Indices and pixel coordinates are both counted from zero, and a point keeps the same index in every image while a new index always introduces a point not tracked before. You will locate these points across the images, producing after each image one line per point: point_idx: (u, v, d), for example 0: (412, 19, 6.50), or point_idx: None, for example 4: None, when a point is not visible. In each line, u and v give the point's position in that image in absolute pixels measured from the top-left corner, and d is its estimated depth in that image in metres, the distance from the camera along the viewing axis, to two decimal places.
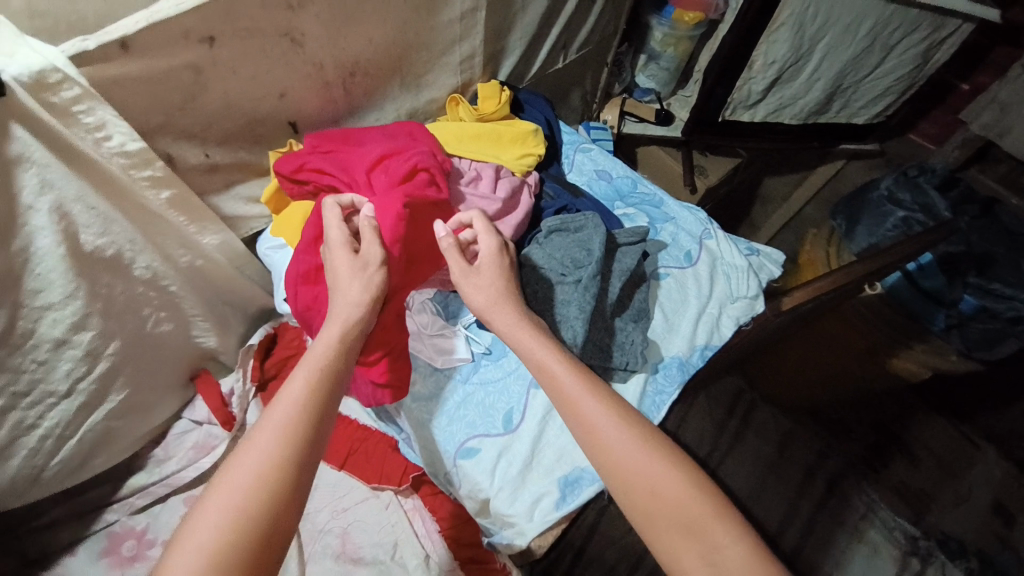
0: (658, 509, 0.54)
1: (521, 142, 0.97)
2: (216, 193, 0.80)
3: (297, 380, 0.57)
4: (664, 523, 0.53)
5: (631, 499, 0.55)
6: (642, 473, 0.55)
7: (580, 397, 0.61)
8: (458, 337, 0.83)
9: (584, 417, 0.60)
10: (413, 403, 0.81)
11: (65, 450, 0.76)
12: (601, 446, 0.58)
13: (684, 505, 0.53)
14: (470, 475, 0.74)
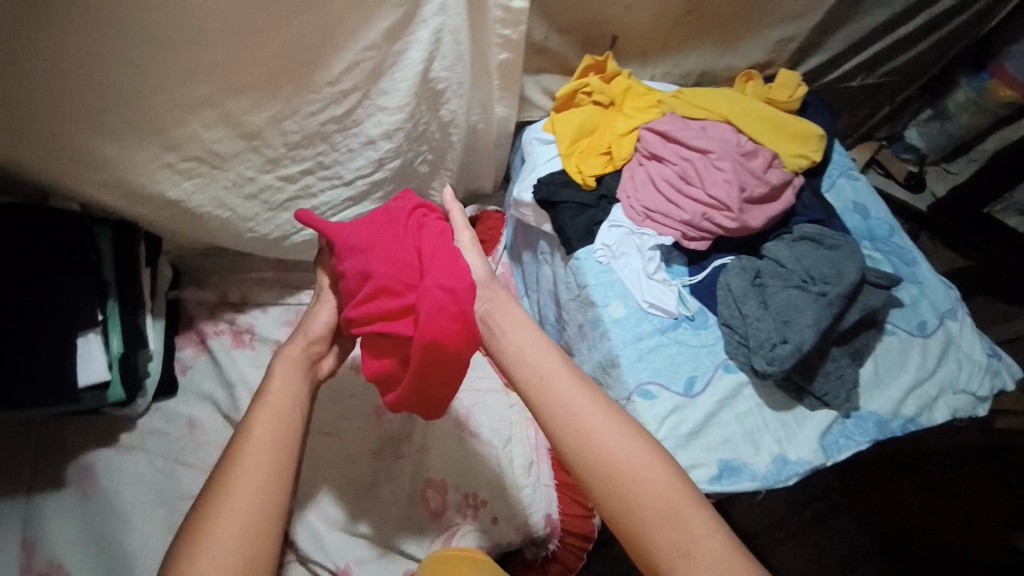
0: (637, 500, 0.51)
1: (801, 141, 0.92)
2: (529, 71, 0.88)
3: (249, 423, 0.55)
4: (646, 514, 0.51)
5: (607, 484, 0.52)
6: (624, 463, 0.53)
7: (558, 382, 0.57)
8: (671, 291, 0.83)
9: (561, 405, 0.56)
10: (612, 325, 0.82)
11: (314, 228, 0.84)
12: (586, 431, 0.55)
13: (669, 499, 0.51)
14: (641, 413, 0.77)
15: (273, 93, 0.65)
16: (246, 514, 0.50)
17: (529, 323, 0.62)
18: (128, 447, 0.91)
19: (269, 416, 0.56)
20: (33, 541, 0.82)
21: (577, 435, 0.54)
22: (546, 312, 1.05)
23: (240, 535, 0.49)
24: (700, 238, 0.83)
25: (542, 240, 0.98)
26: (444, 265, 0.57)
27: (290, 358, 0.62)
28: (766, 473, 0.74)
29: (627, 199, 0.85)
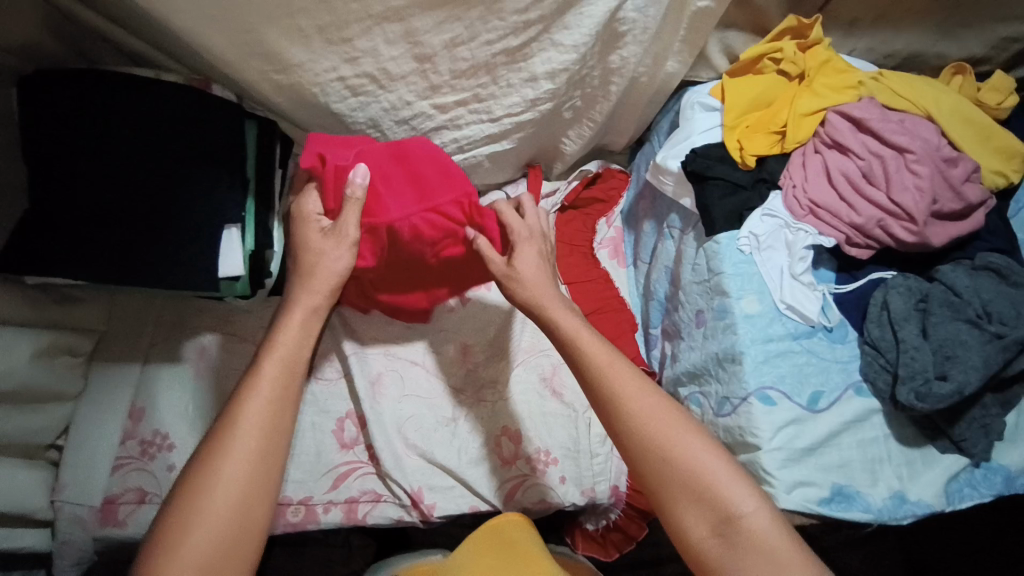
0: (672, 476, 0.61)
1: (1004, 158, 0.81)
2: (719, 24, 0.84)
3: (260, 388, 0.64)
4: (677, 489, 0.60)
5: (650, 466, 0.62)
6: (659, 445, 0.62)
7: (605, 369, 0.65)
8: (816, 298, 0.77)
9: (605, 392, 0.65)
10: (741, 320, 0.77)
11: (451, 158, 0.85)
12: (623, 415, 0.64)
13: (701, 475, 0.60)
14: (756, 416, 0.73)
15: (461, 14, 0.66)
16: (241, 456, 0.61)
17: (566, 309, 0.70)
18: (240, 337, 0.99)
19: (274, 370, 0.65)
20: (142, 409, 0.93)
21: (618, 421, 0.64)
22: (655, 288, 1.00)
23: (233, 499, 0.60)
24: (864, 247, 0.77)
25: (673, 213, 0.94)
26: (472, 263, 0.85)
27: (302, 306, 0.69)
28: (881, 508, 0.71)
29: (793, 188, 0.80)
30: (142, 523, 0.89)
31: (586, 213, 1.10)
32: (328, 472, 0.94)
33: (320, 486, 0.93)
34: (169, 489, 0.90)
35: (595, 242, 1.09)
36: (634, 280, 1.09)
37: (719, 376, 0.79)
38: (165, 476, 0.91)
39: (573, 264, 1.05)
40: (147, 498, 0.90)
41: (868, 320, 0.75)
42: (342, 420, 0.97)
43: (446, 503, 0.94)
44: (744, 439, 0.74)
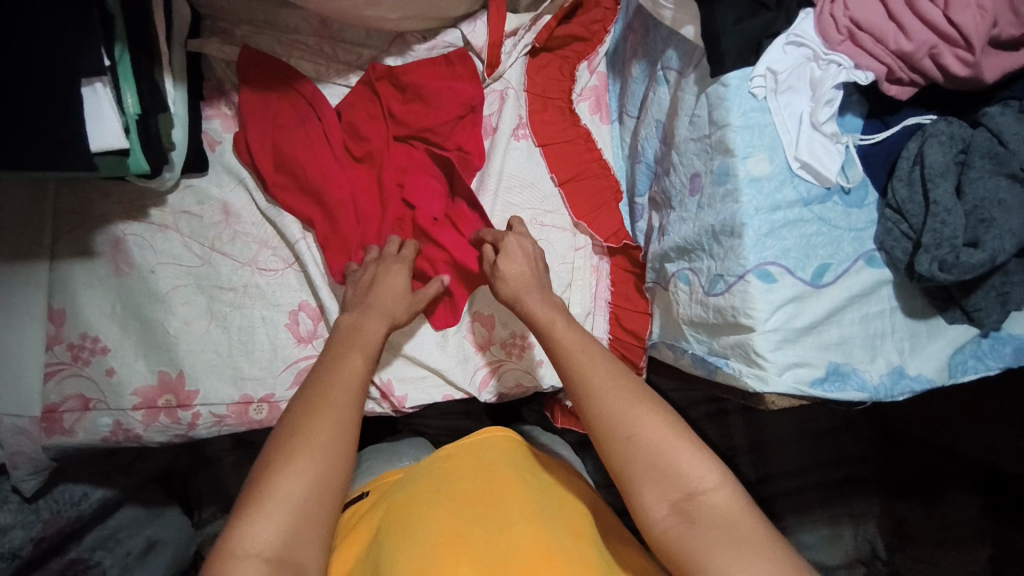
0: (634, 452, 0.58)
1: None
2: None
3: (351, 355, 0.68)
4: (640, 463, 0.57)
5: (613, 439, 0.59)
6: (624, 421, 0.59)
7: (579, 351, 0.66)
8: (838, 153, 0.63)
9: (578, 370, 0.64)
10: (745, 185, 0.64)
11: None
12: (594, 396, 0.62)
13: (663, 449, 0.57)
14: (753, 296, 0.64)
15: None
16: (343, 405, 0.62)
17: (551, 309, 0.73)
18: (160, 225, 0.85)
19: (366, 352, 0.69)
20: (64, 311, 0.83)
21: (584, 396, 0.62)
22: (643, 148, 0.85)
23: (330, 432, 0.59)
24: (907, 83, 0.61)
25: (669, 49, 0.75)
26: (415, 114, 0.87)
27: (381, 312, 0.74)
28: (877, 385, 0.65)
29: (830, 4, 0.62)
30: (93, 430, 0.82)
31: (563, 56, 0.94)
32: (286, 368, 0.86)
33: (282, 383, 0.85)
34: (115, 394, 0.82)
35: (573, 93, 0.94)
36: (618, 139, 0.95)
37: (714, 252, 0.69)
38: (108, 382, 0.83)
39: (546, 121, 0.93)
40: (92, 405, 0.82)
41: (895, 179, 0.63)
42: (296, 312, 0.87)
43: (417, 394, 0.89)
44: (737, 321, 0.65)
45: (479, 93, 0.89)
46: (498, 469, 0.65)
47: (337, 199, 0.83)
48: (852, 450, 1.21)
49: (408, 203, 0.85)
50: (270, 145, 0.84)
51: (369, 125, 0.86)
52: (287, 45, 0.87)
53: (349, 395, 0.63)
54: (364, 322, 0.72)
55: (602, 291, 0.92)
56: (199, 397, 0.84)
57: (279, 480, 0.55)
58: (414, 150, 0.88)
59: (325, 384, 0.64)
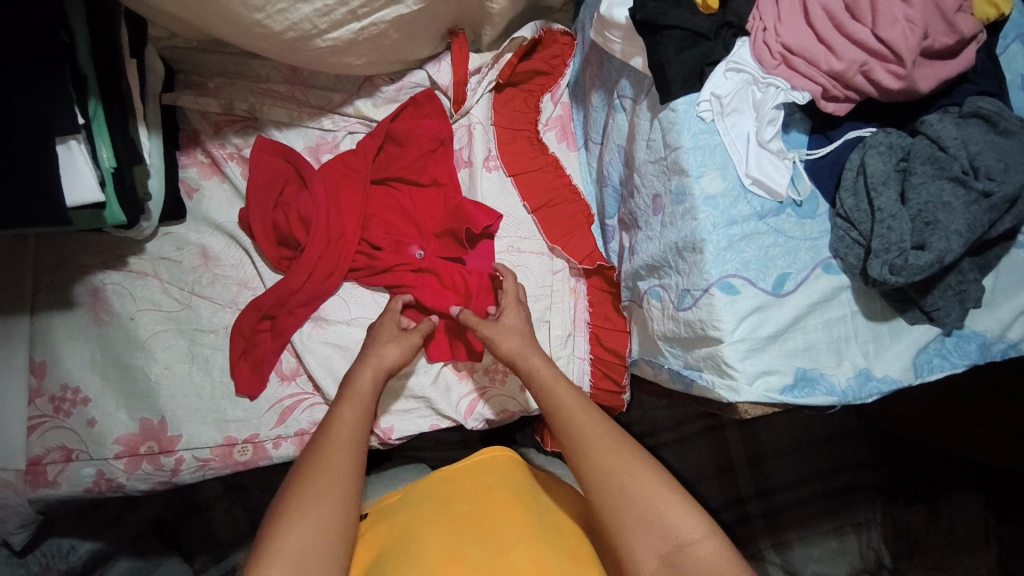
0: (627, 508, 0.58)
1: None
2: None
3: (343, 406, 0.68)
4: (630, 518, 0.57)
5: (603, 494, 0.59)
6: (615, 477, 0.60)
7: (570, 407, 0.67)
8: (786, 168, 0.67)
9: (570, 425, 0.65)
10: (701, 201, 0.67)
11: (344, 31, 0.70)
12: (585, 453, 0.62)
13: (653, 501, 0.58)
14: (718, 309, 0.66)
15: None
16: (340, 465, 0.62)
17: (546, 364, 0.73)
18: (139, 272, 0.86)
19: (358, 404, 0.69)
20: (45, 363, 0.83)
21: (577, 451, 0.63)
22: (609, 172, 0.89)
23: (333, 481, 0.60)
24: (843, 99, 0.65)
25: (623, 79, 0.79)
26: (404, 166, 0.92)
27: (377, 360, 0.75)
28: (845, 388, 0.66)
29: (763, 32, 0.65)
30: (76, 481, 0.82)
31: (526, 89, 0.98)
32: (270, 408, 0.86)
33: (266, 423, 0.86)
34: (96, 444, 0.82)
35: (540, 122, 0.97)
36: (586, 164, 0.98)
37: (680, 268, 0.71)
38: (89, 432, 0.82)
39: (514, 152, 0.96)
40: (74, 456, 0.82)
41: (843, 189, 0.66)
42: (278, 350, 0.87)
43: (404, 425, 0.90)
44: (706, 333, 0.67)
45: (448, 128, 0.93)
46: (499, 491, 0.66)
47: (331, 245, 0.87)
48: (851, 458, 1.20)
49: (405, 244, 0.91)
50: (269, 201, 0.88)
51: (350, 178, 0.90)
52: (260, 93, 0.90)
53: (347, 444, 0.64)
54: (359, 372, 0.73)
55: (580, 313, 0.95)
56: (181, 442, 0.83)
57: (280, 542, 0.55)
58: (399, 193, 0.93)
59: (322, 440, 0.64)
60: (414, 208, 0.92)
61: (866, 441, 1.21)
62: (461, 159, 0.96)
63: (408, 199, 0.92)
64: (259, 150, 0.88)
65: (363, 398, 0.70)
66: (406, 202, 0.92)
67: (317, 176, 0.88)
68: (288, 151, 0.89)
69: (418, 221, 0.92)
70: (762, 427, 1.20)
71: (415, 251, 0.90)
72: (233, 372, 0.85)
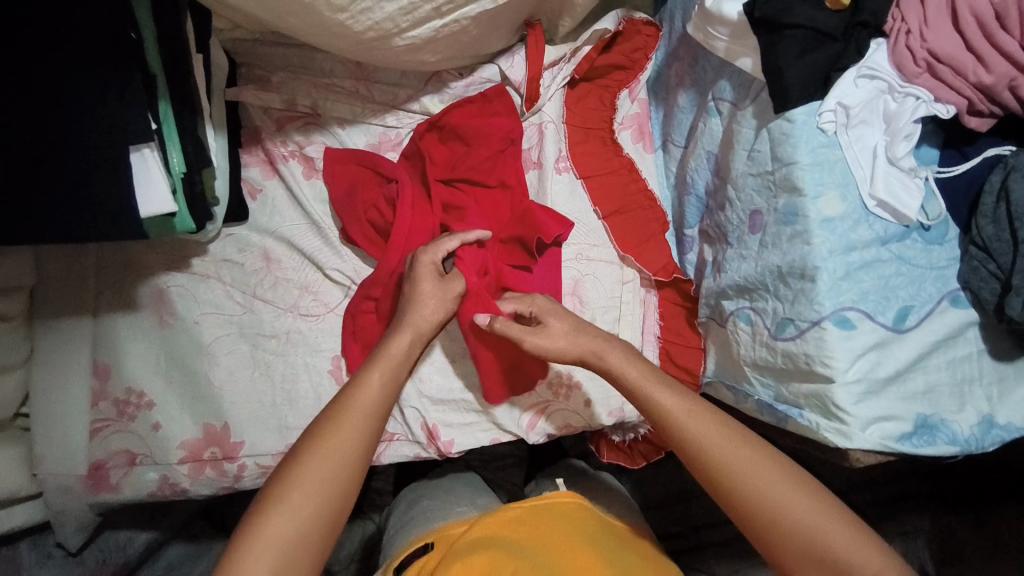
0: (789, 541, 0.58)
1: None
2: None
3: (373, 375, 0.68)
4: (798, 552, 0.58)
5: (764, 532, 0.59)
6: (765, 497, 0.60)
7: (705, 434, 0.63)
8: (917, 189, 0.59)
9: (711, 456, 0.62)
10: (817, 225, 0.60)
11: (426, 28, 0.65)
12: (737, 488, 0.61)
13: (820, 535, 0.57)
14: (830, 345, 0.60)
15: None
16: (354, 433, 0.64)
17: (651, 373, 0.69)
18: (202, 274, 0.84)
19: (386, 369, 0.68)
20: (108, 366, 0.82)
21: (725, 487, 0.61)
22: (693, 179, 0.82)
23: (337, 460, 0.62)
24: (988, 113, 0.57)
25: (722, 80, 0.72)
26: (470, 166, 0.86)
27: (410, 325, 0.72)
28: (969, 437, 0.60)
29: (906, 35, 0.57)
30: (141, 484, 0.81)
31: (603, 85, 0.91)
32: None
33: None
34: (161, 448, 0.81)
35: (615, 121, 0.90)
36: (663, 167, 0.91)
37: (781, 293, 0.65)
38: (153, 436, 0.81)
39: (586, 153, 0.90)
40: (138, 460, 0.81)
41: (979, 215, 0.59)
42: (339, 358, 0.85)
43: (464, 439, 0.87)
44: (813, 369, 0.61)
45: (518, 126, 0.87)
46: (574, 542, 0.63)
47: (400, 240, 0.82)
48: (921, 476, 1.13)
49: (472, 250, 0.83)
50: (347, 197, 0.84)
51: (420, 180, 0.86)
52: (325, 88, 0.86)
53: (365, 419, 0.65)
54: (390, 341, 0.71)
55: (651, 327, 0.89)
56: (244, 449, 0.82)
57: (275, 515, 0.58)
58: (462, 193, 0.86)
59: (341, 409, 0.65)
60: (477, 212, 0.85)
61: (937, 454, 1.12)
62: (529, 161, 0.90)
63: (476, 200, 0.87)
64: (337, 158, 0.86)
65: (391, 363, 0.69)
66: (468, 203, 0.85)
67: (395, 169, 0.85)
68: (358, 156, 0.86)
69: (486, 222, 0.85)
70: None
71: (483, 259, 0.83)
72: (344, 350, 0.84)
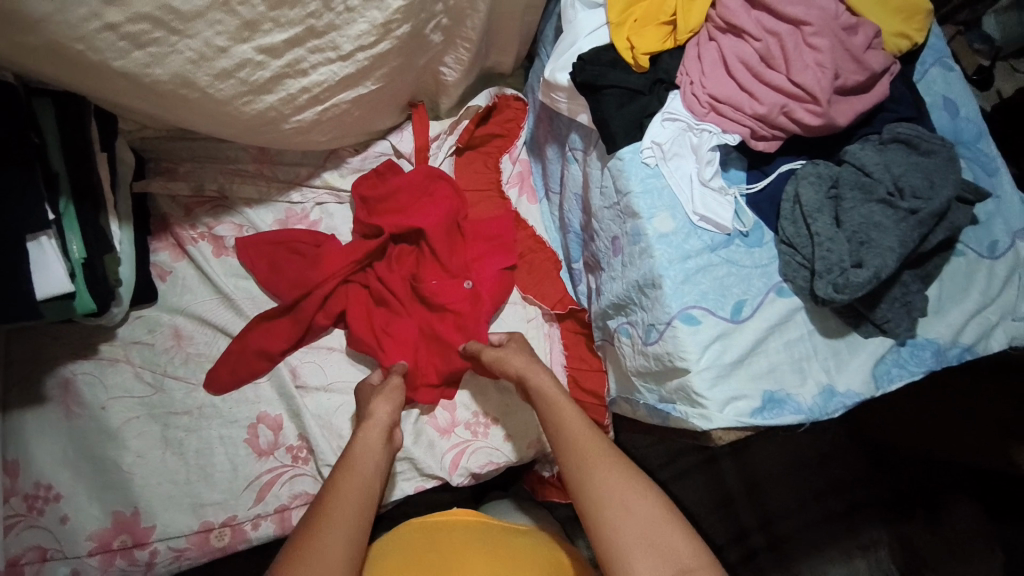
0: (620, 516, 0.60)
1: (906, 17, 0.75)
2: None
3: (358, 463, 0.70)
4: (627, 532, 0.59)
5: (601, 507, 0.62)
6: (601, 471, 0.64)
7: (570, 416, 0.71)
8: (729, 204, 0.72)
9: (573, 434, 0.69)
10: (657, 243, 0.71)
11: (309, 113, 0.75)
12: (583, 462, 0.66)
13: (654, 520, 0.60)
14: (682, 340, 0.69)
15: None
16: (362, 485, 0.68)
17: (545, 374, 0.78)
18: (110, 359, 0.86)
19: (362, 460, 0.71)
20: (17, 462, 0.79)
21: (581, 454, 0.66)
22: (570, 219, 0.93)
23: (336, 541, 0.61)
24: (770, 138, 0.70)
25: (573, 134, 0.85)
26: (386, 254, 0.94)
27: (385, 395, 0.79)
28: (811, 406, 0.69)
29: (690, 85, 0.71)
30: None
31: (485, 152, 1.04)
32: (248, 487, 0.85)
33: (244, 503, 0.84)
34: (70, 542, 0.79)
35: (502, 182, 1.02)
36: (548, 214, 1.02)
37: (643, 304, 0.74)
38: (62, 530, 0.79)
39: (494, 218, 0.98)
40: (49, 556, 0.78)
41: (782, 217, 0.71)
42: (256, 425, 0.87)
43: (388, 490, 0.89)
44: (675, 364, 0.70)
45: (424, 175, 0.95)
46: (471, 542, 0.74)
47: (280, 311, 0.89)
48: (846, 476, 1.22)
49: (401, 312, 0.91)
50: (270, 270, 0.91)
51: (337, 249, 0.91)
52: (230, 173, 0.93)
53: (359, 509, 0.66)
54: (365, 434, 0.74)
55: (558, 359, 0.96)
56: (157, 533, 0.81)
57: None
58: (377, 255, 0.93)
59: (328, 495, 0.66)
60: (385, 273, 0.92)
61: (858, 460, 1.22)
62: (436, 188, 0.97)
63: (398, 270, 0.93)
64: (252, 240, 0.91)
65: (373, 451, 0.73)
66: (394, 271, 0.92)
67: (302, 244, 0.93)
68: (281, 241, 0.92)
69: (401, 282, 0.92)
70: (757, 454, 1.21)
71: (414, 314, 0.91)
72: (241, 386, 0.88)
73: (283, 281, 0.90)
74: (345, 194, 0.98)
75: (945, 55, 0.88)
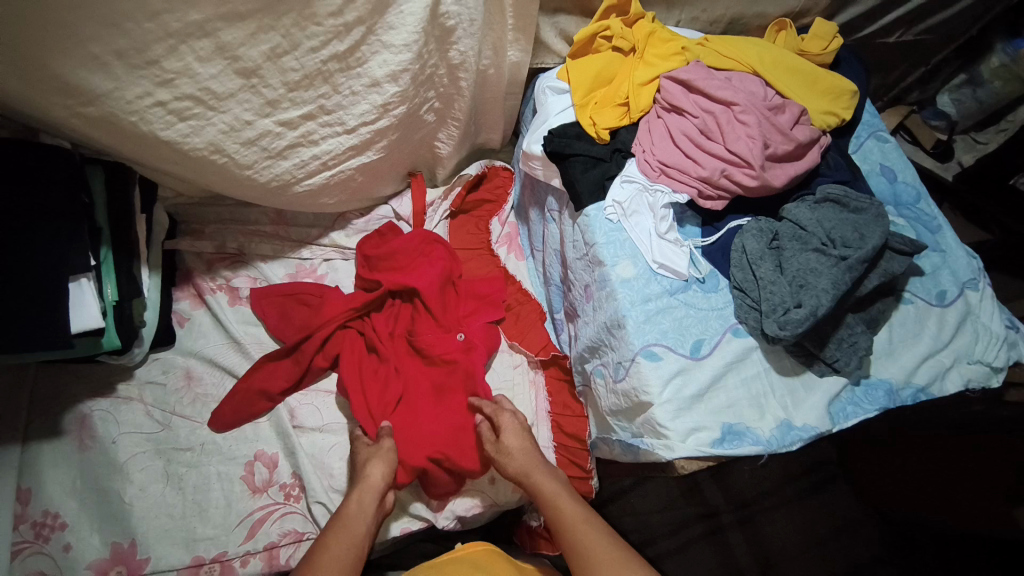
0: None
1: (831, 97, 0.87)
2: (545, 14, 0.90)
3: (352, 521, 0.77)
4: None
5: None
6: (584, 547, 0.73)
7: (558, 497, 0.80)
8: (685, 253, 0.81)
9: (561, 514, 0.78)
10: (620, 286, 0.79)
11: (318, 177, 0.88)
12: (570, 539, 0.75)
13: None
14: (645, 374, 0.75)
15: (272, 25, 0.66)
16: (349, 544, 0.74)
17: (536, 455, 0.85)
18: (125, 397, 0.93)
19: (355, 521, 0.77)
20: (29, 491, 0.85)
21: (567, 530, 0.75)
22: (551, 273, 1.02)
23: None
24: (716, 197, 0.80)
25: (550, 197, 0.96)
26: (389, 313, 1.02)
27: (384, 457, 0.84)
28: (770, 438, 0.73)
29: (643, 153, 0.83)
30: None
31: (476, 216, 1.16)
32: (240, 523, 0.88)
33: (235, 539, 0.87)
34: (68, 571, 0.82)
35: (491, 242, 1.13)
36: (534, 270, 1.12)
37: (611, 344, 0.81)
38: (62, 559, 0.82)
39: (484, 279, 1.06)
40: None
41: (733, 266, 0.80)
42: (252, 462, 0.92)
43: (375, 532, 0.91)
44: (640, 398, 0.75)
45: (422, 236, 1.06)
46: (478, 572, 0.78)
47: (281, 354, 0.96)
48: (864, 553, 1.18)
49: (397, 365, 0.96)
50: (282, 317, 1.00)
51: (340, 302, 1.00)
52: (249, 233, 1.06)
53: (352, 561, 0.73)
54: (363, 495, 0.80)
55: (543, 405, 1.00)
56: (150, 566, 0.84)
57: None
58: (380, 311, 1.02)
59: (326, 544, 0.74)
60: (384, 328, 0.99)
61: (869, 531, 1.20)
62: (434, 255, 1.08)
63: (398, 327, 1.01)
64: (268, 290, 1.02)
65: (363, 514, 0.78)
66: (392, 329, 1.01)
67: (312, 295, 1.03)
68: (294, 291, 1.02)
69: (402, 339, 0.99)
70: (764, 525, 1.19)
71: (408, 364, 0.97)
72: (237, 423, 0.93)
73: (290, 328, 0.99)
74: (350, 251, 1.10)
75: (879, 130, 1.00)
